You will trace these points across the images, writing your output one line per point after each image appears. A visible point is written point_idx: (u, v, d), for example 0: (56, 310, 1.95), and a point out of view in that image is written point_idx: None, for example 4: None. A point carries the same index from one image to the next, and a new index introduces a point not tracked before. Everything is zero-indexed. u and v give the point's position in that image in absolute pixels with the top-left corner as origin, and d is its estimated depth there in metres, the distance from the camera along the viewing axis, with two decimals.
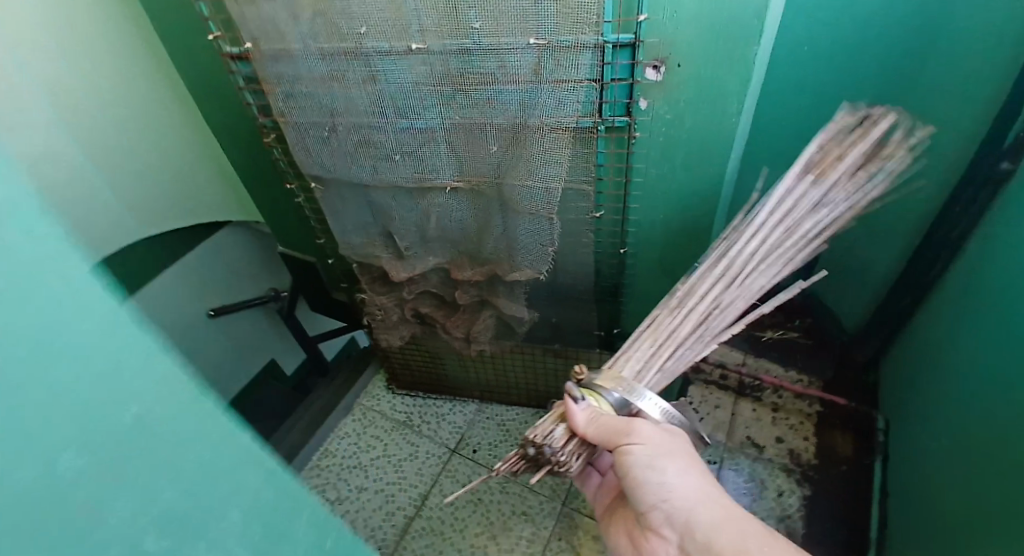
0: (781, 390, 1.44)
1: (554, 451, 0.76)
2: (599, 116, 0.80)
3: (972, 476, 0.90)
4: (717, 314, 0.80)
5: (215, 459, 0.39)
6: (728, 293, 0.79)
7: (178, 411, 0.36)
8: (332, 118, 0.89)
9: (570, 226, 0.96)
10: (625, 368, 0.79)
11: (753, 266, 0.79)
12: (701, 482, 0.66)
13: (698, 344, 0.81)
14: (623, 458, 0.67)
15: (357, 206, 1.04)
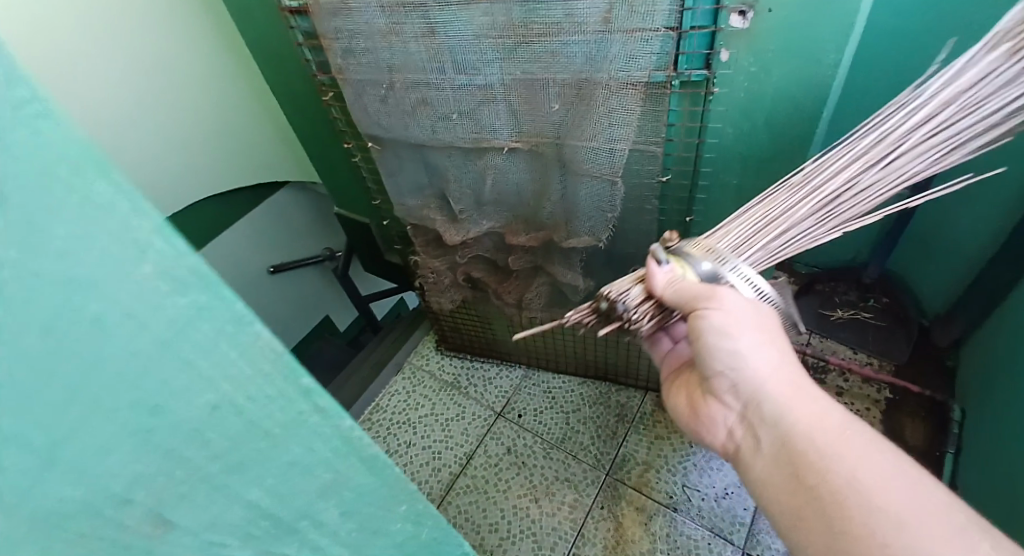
0: (847, 373, 1.35)
1: (626, 310, 0.65)
2: (673, 69, 0.73)
3: None
4: (848, 196, 0.66)
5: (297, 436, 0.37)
6: (867, 174, 0.65)
7: (263, 395, 0.33)
8: (390, 75, 0.87)
9: (634, 191, 0.90)
10: (724, 241, 0.67)
11: (900, 146, 0.63)
12: (784, 354, 0.54)
13: (818, 229, 0.68)
14: (696, 323, 0.55)
15: (413, 167, 1.02)
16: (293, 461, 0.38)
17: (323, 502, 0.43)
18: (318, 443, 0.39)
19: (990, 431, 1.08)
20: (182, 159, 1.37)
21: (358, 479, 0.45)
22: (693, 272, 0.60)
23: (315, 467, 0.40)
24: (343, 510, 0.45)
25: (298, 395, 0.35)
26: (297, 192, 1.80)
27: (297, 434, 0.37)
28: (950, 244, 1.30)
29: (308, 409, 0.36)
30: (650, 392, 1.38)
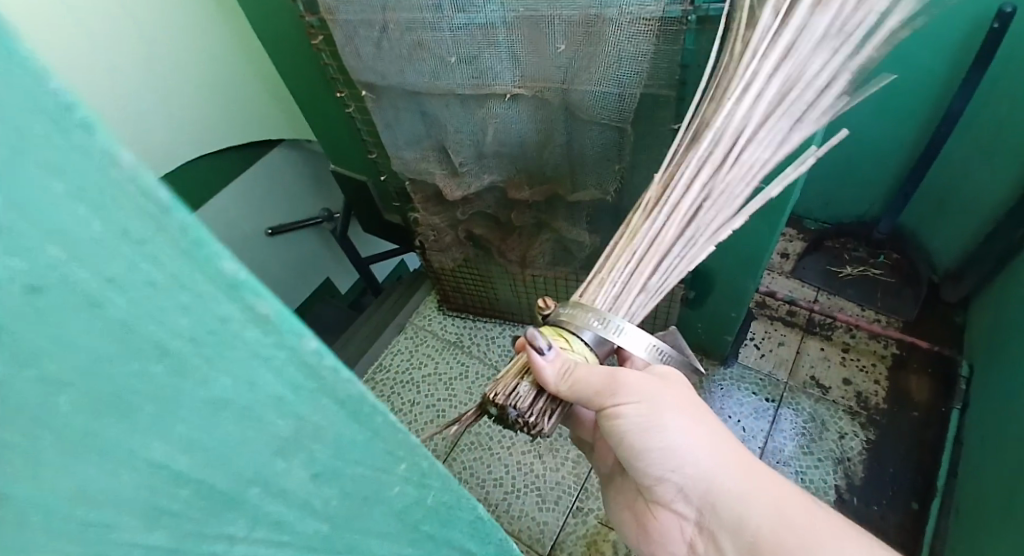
0: (854, 329, 1.33)
1: (521, 413, 0.61)
2: (690, 3, 0.68)
3: None
4: (709, 207, 0.65)
5: (347, 446, 0.30)
6: (725, 180, 0.64)
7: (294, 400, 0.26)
8: (383, 14, 0.81)
9: (644, 139, 0.86)
10: (598, 297, 0.64)
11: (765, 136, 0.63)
12: (711, 434, 0.59)
13: (691, 244, 0.66)
14: (612, 420, 0.59)
15: (411, 117, 0.97)
16: (218, 398, 0.23)
17: (282, 461, 0.28)
18: (266, 374, 0.23)
19: (998, 388, 1.07)
20: (177, 119, 1.30)
21: (339, 428, 0.29)
22: (581, 345, 0.59)
23: (264, 409, 0.25)
24: (314, 472, 0.30)
25: (221, 294, 0.19)
26: (290, 150, 1.74)
27: (231, 353, 0.22)
28: (968, 199, 1.25)
29: (236, 317, 0.20)
30: None
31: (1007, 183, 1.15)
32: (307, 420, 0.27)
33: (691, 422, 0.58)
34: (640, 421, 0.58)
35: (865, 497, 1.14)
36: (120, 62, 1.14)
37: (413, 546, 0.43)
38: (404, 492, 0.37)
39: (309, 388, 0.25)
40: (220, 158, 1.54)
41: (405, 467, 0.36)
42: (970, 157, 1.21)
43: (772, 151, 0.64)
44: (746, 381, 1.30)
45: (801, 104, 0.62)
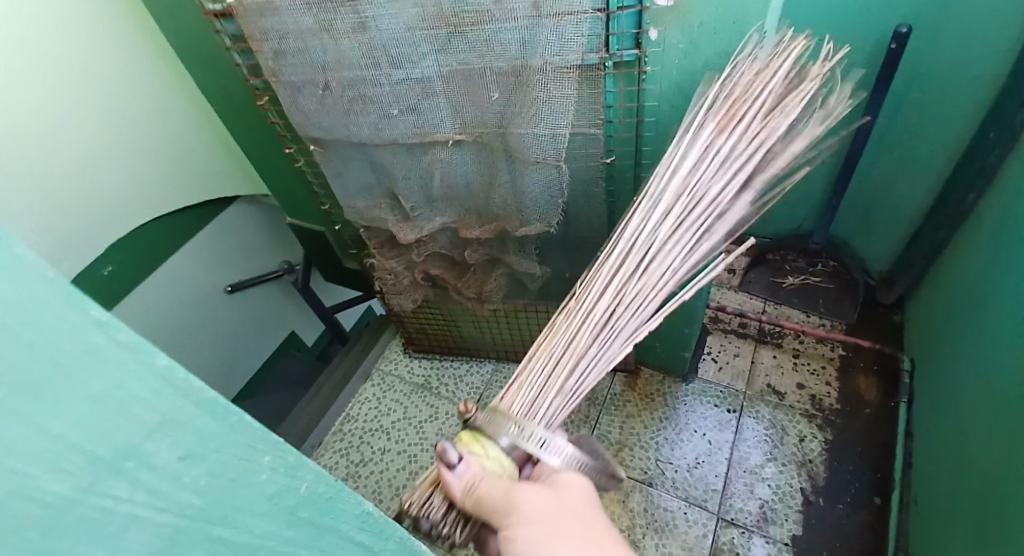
0: (802, 335, 1.40)
1: None
2: (605, 51, 0.75)
3: (996, 413, 0.88)
4: (620, 312, 0.69)
5: (223, 444, 0.30)
6: (631, 288, 0.68)
7: (163, 405, 0.26)
8: (325, 74, 0.86)
9: (580, 174, 0.92)
10: (514, 406, 0.64)
11: (648, 258, 0.69)
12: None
13: (606, 345, 0.69)
14: (506, 544, 0.53)
15: (360, 167, 1.01)
16: (93, 396, 0.23)
17: (153, 443, 0.26)
18: (129, 384, 0.25)
19: (938, 377, 1.14)
20: (124, 184, 1.30)
21: (198, 423, 0.28)
22: (493, 455, 0.55)
23: (133, 404, 0.25)
24: (181, 453, 0.28)
25: (89, 329, 0.23)
26: (246, 207, 1.74)
27: (97, 373, 0.23)
28: (889, 207, 1.37)
29: (103, 343, 0.23)
30: (618, 373, 1.41)
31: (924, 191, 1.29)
32: (172, 415, 0.27)
33: (576, 542, 0.51)
34: (532, 540, 0.52)
35: (831, 497, 1.17)
36: (66, 132, 1.16)
37: (292, 532, 0.37)
38: (277, 482, 0.34)
39: (170, 393, 0.27)
40: (177, 219, 1.53)
41: (270, 458, 0.33)
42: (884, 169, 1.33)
43: (679, 262, 0.70)
44: (707, 395, 1.34)
45: (706, 214, 0.69)
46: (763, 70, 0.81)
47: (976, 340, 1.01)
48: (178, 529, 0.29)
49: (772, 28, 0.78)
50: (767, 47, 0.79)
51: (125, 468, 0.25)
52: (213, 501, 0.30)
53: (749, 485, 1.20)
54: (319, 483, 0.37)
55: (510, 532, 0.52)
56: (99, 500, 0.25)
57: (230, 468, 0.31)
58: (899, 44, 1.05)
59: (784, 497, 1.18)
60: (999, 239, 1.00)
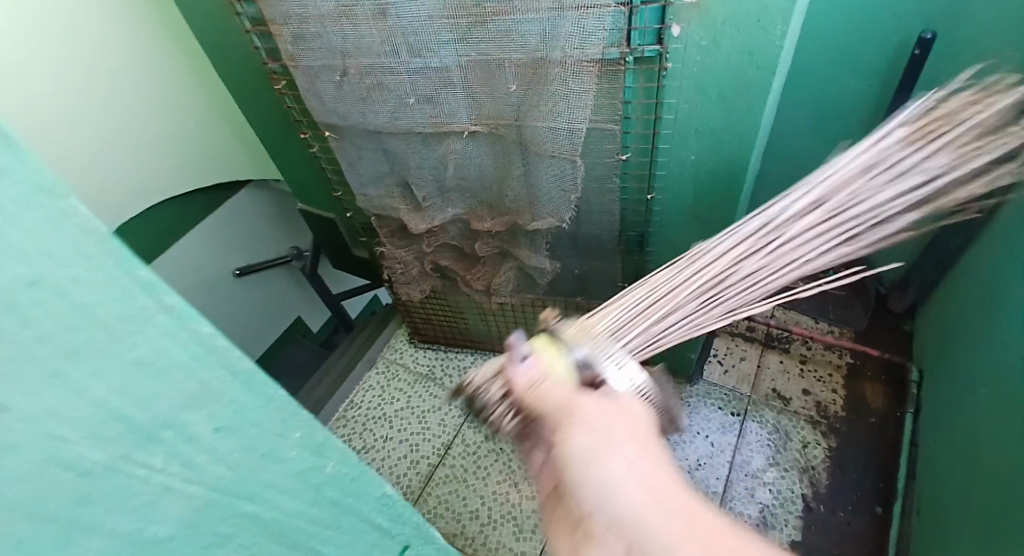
0: (810, 342, 1.40)
1: (489, 406, 0.58)
2: (627, 46, 0.74)
3: (1005, 422, 0.87)
4: (734, 282, 0.64)
5: (255, 416, 0.32)
6: (754, 261, 0.63)
7: (203, 377, 0.27)
8: (343, 60, 0.85)
9: (595, 170, 0.91)
10: (601, 323, 0.62)
11: (795, 233, 0.62)
12: (660, 479, 0.43)
13: (702, 311, 0.65)
14: (561, 436, 0.48)
15: (374, 155, 1.01)
16: (141, 361, 0.24)
17: (191, 414, 0.28)
18: (172, 351, 0.25)
19: (946, 388, 1.13)
20: (141, 164, 1.31)
21: (234, 398, 0.30)
22: (566, 360, 0.53)
23: (175, 371, 0.26)
24: (217, 425, 0.30)
25: (137, 292, 0.23)
26: (257, 192, 1.75)
27: (142, 339, 0.24)
28: None
29: (150, 307, 0.24)
30: None
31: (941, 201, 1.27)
32: (209, 387, 0.28)
33: (642, 455, 0.45)
34: (590, 445, 0.46)
35: (832, 504, 1.17)
36: (86, 111, 1.16)
37: (316, 508, 0.40)
38: (303, 459, 0.37)
39: (209, 362, 0.27)
40: (188, 201, 1.54)
41: (300, 435, 0.36)
42: None
43: (815, 252, 0.63)
44: (712, 397, 1.34)
45: (858, 221, 0.61)
46: (784, 71, 0.80)
47: (985, 355, 1.01)
48: (211, 499, 0.32)
49: (795, 29, 0.76)
50: (790, 48, 0.78)
51: (164, 437, 0.27)
52: (244, 471, 0.33)
53: (750, 489, 1.19)
54: (343, 463, 0.40)
55: (565, 425, 0.49)
56: (139, 464, 0.27)
57: (260, 441, 0.33)
58: (923, 49, 1.03)
59: (784, 501, 1.18)
60: (1016, 251, 0.98)
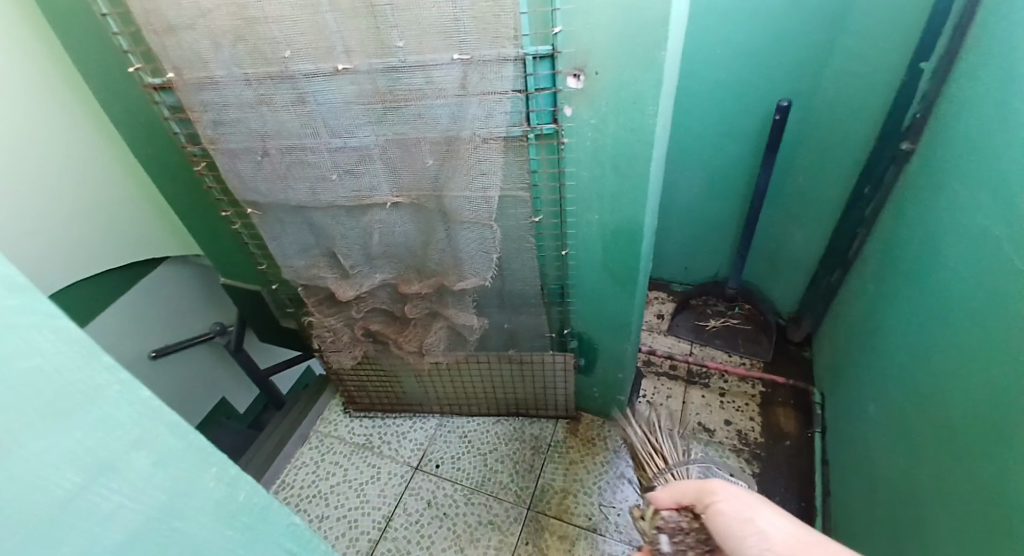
0: (726, 375, 1.52)
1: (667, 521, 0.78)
2: (527, 124, 0.84)
3: (897, 438, 0.97)
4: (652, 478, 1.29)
5: (179, 450, 0.39)
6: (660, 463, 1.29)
7: (135, 416, 0.35)
8: (264, 142, 0.90)
9: (512, 232, 0.99)
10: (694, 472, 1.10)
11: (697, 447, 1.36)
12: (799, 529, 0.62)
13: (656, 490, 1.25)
14: (712, 512, 0.69)
15: (298, 229, 1.04)
16: (91, 403, 0.33)
17: (134, 449, 0.36)
18: (111, 394, 0.34)
19: (844, 408, 1.26)
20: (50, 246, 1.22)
21: (161, 431, 0.37)
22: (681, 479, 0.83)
23: (117, 411, 0.34)
24: (153, 459, 0.37)
25: (73, 340, 0.32)
26: (178, 268, 1.69)
27: (82, 378, 0.32)
28: (788, 253, 1.56)
29: (80, 351, 0.32)
30: (560, 419, 1.44)
31: (816, 242, 1.47)
32: (141, 423, 0.36)
33: (778, 516, 0.64)
34: (732, 508, 0.68)
35: None
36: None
37: (238, 540, 0.45)
38: (222, 490, 0.42)
39: (140, 403, 0.36)
40: (100, 282, 1.45)
41: (218, 469, 0.42)
42: (783, 220, 1.52)
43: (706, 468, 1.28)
44: None
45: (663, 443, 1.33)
46: (662, 143, 0.92)
47: (868, 377, 1.15)
48: (153, 518, 0.37)
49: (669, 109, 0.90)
50: (667, 123, 0.91)
51: (114, 465, 0.34)
52: (174, 501, 0.39)
53: None
54: (254, 493, 0.45)
55: (711, 498, 0.71)
56: (98, 485, 0.34)
57: (188, 474, 0.39)
58: (782, 115, 1.23)
59: None
60: (883, 278, 1.15)
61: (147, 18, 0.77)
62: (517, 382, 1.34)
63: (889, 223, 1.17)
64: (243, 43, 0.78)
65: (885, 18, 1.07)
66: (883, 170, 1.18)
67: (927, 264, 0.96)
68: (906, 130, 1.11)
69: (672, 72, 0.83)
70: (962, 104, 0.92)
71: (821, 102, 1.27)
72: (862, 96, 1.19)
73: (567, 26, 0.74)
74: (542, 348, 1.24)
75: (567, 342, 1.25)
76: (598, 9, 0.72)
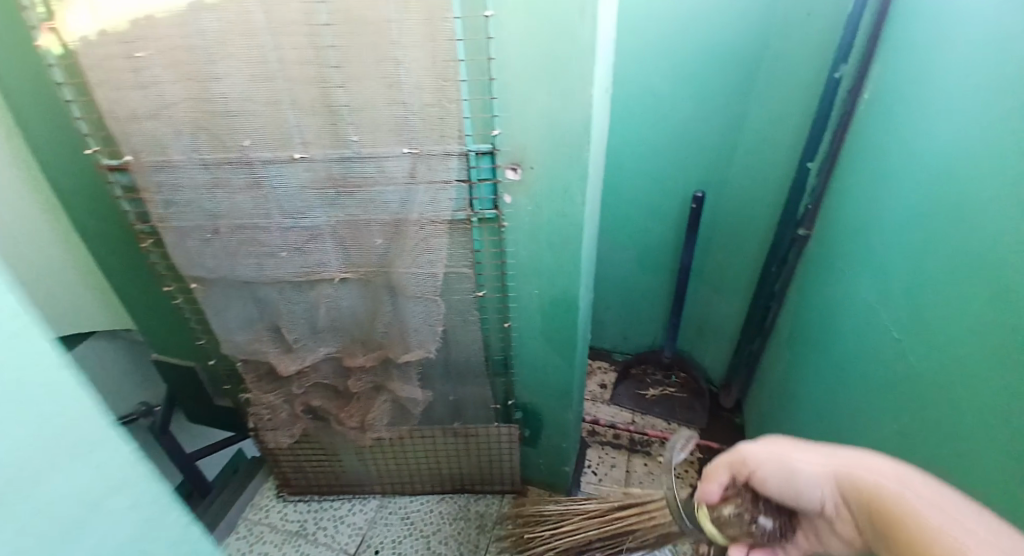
0: (666, 442, 1.58)
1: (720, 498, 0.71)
2: (471, 209, 0.93)
3: None
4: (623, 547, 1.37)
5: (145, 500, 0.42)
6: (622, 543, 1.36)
7: (119, 471, 0.39)
8: (215, 221, 0.93)
9: (458, 306, 1.04)
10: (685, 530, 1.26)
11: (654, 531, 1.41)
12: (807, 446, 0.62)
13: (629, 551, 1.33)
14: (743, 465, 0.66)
15: (243, 303, 1.05)
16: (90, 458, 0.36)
17: (116, 498, 0.39)
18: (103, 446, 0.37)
19: None
20: None
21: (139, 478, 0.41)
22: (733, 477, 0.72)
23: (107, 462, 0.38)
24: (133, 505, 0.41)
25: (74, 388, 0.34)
26: (103, 345, 1.59)
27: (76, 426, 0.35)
28: (714, 324, 1.70)
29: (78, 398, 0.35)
30: (507, 494, 1.42)
31: (736, 313, 1.62)
32: (124, 469, 0.40)
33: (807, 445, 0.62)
34: (762, 447, 0.66)
35: None
36: None
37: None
38: (183, 528, 0.47)
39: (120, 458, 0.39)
40: None
41: (179, 515, 0.46)
42: (707, 293, 1.67)
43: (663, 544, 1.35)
44: None
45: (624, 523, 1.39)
46: (592, 226, 1.02)
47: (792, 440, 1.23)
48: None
49: (596, 200, 1.00)
50: (595, 211, 1.01)
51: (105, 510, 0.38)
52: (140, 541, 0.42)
53: None
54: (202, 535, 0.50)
55: (739, 455, 0.67)
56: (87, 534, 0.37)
57: (156, 518, 0.44)
58: (699, 204, 1.40)
59: None
60: (795, 347, 1.28)
61: (110, 107, 0.81)
62: (462, 456, 1.33)
63: (796, 297, 1.32)
64: (203, 132, 0.84)
65: (773, 127, 1.28)
66: (786, 251, 1.33)
67: (829, 335, 1.09)
68: (801, 218, 1.26)
69: (596, 166, 0.94)
70: (845, 198, 1.09)
71: (731, 193, 1.45)
72: (762, 189, 1.38)
73: (504, 130, 0.86)
74: (487, 420, 1.26)
75: (512, 413, 1.27)
76: (530, 116, 0.84)
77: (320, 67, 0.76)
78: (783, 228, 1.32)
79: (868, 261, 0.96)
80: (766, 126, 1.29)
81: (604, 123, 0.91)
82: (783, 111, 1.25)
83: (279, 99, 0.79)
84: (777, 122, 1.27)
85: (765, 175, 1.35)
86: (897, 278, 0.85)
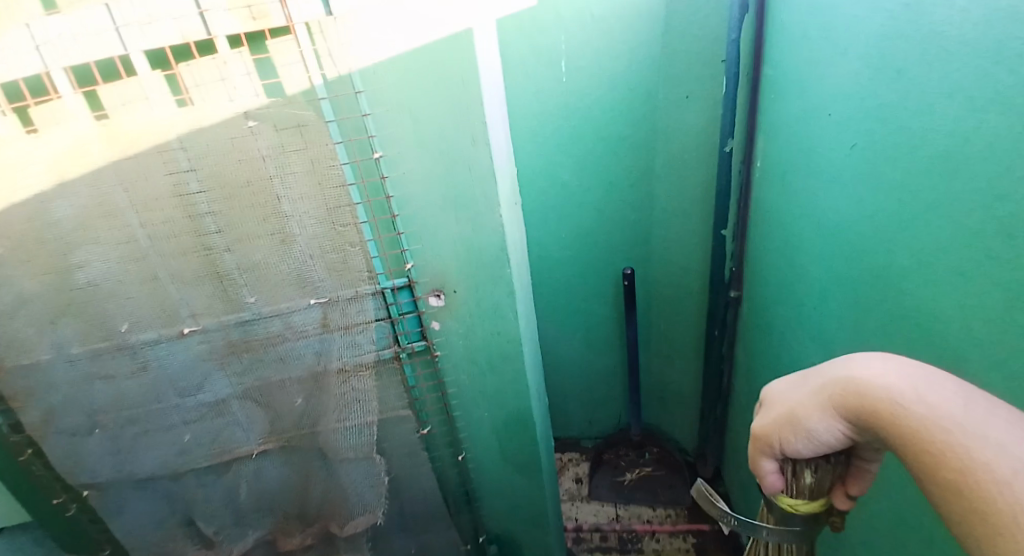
0: (656, 533, 1.50)
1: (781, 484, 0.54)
2: (398, 346, 0.84)
3: None
4: None
5: None
6: None
7: None
8: (96, 418, 0.78)
9: (402, 450, 0.93)
10: None
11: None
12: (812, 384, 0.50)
13: None
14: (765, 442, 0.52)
15: (145, 503, 0.88)
16: None
17: None
18: None
19: None
20: None
21: None
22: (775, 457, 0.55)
23: None
24: None
25: None
26: None
27: None
28: (674, 390, 1.67)
29: None
30: None
31: (692, 378, 1.59)
32: None
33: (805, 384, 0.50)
34: (769, 411, 0.53)
35: None
36: None
37: None
38: None
39: None
40: None
41: None
42: (660, 362, 1.65)
43: None
44: None
45: None
46: (527, 337, 0.96)
47: None
48: None
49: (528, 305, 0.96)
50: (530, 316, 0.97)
51: None
52: None
53: None
54: None
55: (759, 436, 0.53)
56: None
57: None
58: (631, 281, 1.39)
59: None
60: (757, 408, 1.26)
61: None
62: None
63: (745, 357, 1.31)
64: (68, 323, 0.71)
65: (682, 197, 1.32)
66: (723, 313, 1.34)
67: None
68: (728, 280, 1.29)
69: (521, 276, 0.90)
70: (765, 257, 1.12)
71: (659, 263, 1.46)
72: (687, 255, 1.40)
73: (417, 261, 0.80)
74: None
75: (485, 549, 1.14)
76: (442, 244, 0.79)
77: (201, 233, 0.69)
78: (718, 290, 1.32)
79: (803, 324, 0.97)
80: (676, 198, 1.33)
81: (519, 234, 0.89)
82: (688, 182, 1.29)
83: (156, 274, 0.70)
84: (684, 194, 1.32)
85: (686, 242, 1.38)
86: (838, 344, 0.84)
